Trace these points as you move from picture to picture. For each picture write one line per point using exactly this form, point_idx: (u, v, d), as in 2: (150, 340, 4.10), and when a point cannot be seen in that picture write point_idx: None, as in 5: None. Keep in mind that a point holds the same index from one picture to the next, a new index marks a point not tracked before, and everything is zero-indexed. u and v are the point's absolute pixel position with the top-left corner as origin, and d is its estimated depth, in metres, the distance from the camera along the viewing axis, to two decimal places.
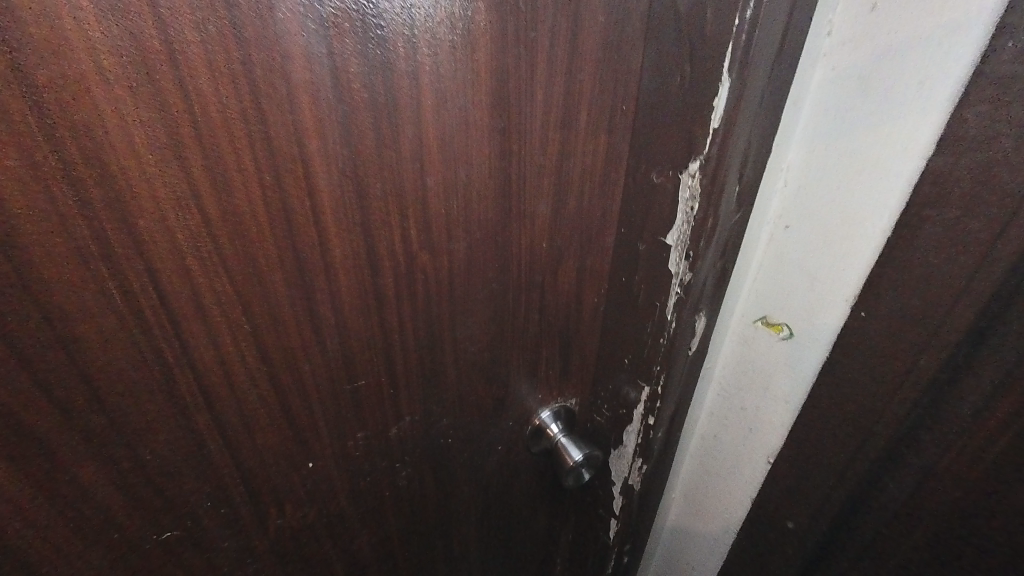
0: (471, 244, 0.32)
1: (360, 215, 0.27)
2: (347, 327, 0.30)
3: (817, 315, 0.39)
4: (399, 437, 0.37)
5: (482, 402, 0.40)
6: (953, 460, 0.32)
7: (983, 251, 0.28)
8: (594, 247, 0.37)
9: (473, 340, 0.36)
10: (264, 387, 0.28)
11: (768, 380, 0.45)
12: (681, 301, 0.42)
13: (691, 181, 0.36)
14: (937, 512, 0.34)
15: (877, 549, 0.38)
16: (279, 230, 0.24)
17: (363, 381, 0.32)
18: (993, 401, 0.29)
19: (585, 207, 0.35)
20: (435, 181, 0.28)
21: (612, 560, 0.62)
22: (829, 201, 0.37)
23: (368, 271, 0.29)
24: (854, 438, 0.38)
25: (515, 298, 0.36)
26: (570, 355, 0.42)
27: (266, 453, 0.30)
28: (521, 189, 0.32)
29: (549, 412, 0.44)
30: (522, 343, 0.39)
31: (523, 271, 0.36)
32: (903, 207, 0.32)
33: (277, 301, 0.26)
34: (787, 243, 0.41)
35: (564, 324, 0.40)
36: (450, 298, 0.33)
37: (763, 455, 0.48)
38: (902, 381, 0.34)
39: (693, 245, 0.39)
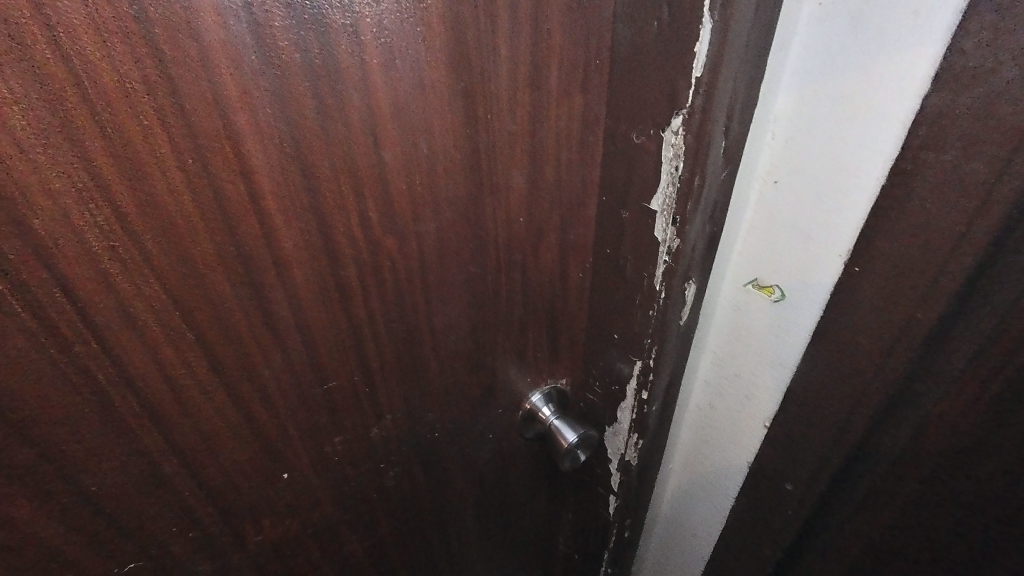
0: (441, 224, 0.29)
1: (310, 200, 0.24)
2: (309, 326, 0.27)
3: (810, 273, 0.37)
4: (382, 436, 0.35)
5: (469, 392, 0.38)
6: (947, 411, 0.32)
7: (984, 193, 0.26)
8: (577, 218, 0.35)
9: (454, 328, 0.34)
10: (221, 400, 0.25)
11: (762, 344, 0.44)
12: (670, 270, 0.38)
13: (675, 140, 0.32)
14: (931, 464, 0.33)
15: (876, 503, 0.37)
16: (214, 223, 0.21)
17: (334, 382, 0.30)
18: (990, 346, 0.29)
19: (564, 177, 0.32)
20: (393, 155, 0.25)
21: (614, 535, 0.60)
22: (821, 151, 0.34)
23: (327, 262, 0.26)
24: (850, 397, 0.37)
25: (495, 280, 0.34)
26: (558, 334, 0.40)
27: (233, 470, 0.28)
28: (492, 159, 0.29)
29: (540, 395, 0.43)
30: (506, 327, 0.37)
31: (501, 251, 0.33)
32: (898, 150, 0.30)
33: (223, 303, 0.23)
34: (777, 199, 0.38)
35: (550, 303, 0.38)
36: (424, 284, 0.31)
37: (760, 419, 0.47)
38: (899, 337, 0.32)
39: (681, 208, 0.35)
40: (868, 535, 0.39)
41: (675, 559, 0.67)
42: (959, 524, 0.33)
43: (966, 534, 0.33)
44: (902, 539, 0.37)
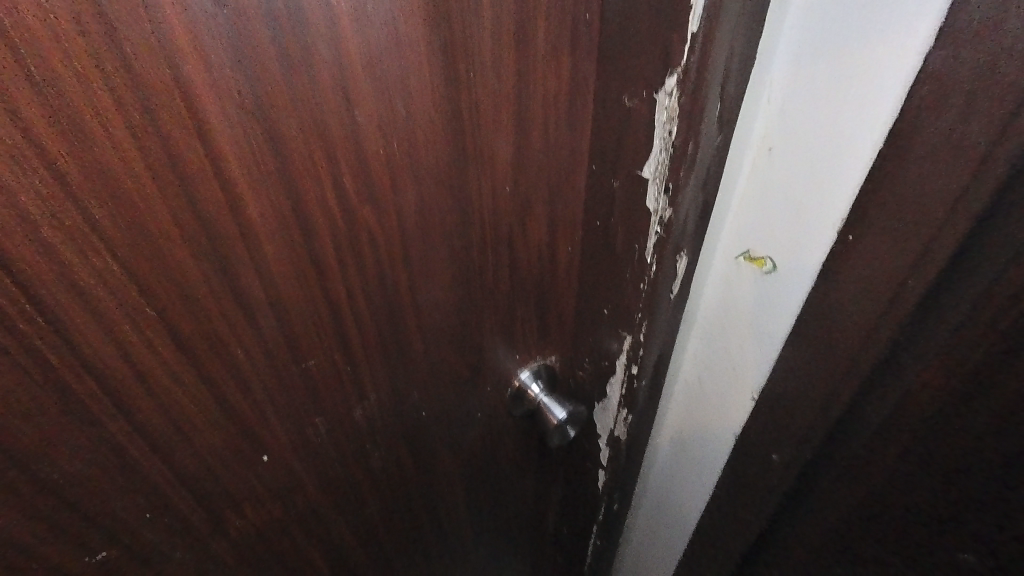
0: (422, 194, 0.28)
1: (277, 164, 0.22)
2: (283, 302, 0.25)
3: (803, 242, 0.37)
4: (366, 417, 0.34)
5: (456, 371, 0.37)
6: (926, 382, 0.32)
7: (980, 155, 0.26)
8: (566, 190, 0.34)
9: (439, 305, 0.33)
10: (191, 381, 0.24)
11: (752, 317, 0.43)
12: (662, 242, 0.37)
13: (669, 101, 0.30)
14: (907, 436, 0.33)
15: (856, 473, 0.38)
16: (170, 188, 0.20)
17: (313, 361, 0.28)
18: (970, 318, 0.28)
19: (553, 145, 0.31)
20: (367, 117, 0.23)
21: (603, 508, 0.62)
22: (816, 117, 0.33)
23: (299, 234, 0.24)
24: (838, 368, 0.36)
25: (481, 254, 0.33)
26: (547, 311, 0.39)
27: (208, 455, 0.26)
28: (475, 124, 0.27)
29: (528, 372, 0.42)
30: (493, 304, 0.36)
31: (487, 224, 0.32)
32: (896, 114, 0.29)
33: (186, 276, 0.22)
34: (770, 169, 0.37)
35: (538, 280, 0.37)
36: (405, 259, 0.29)
37: (749, 392, 0.47)
38: (890, 307, 0.32)
39: (674, 175, 0.33)
40: (848, 504, 0.39)
41: (662, 531, 0.68)
42: (930, 495, 0.33)
43: (935, 506, 0.33)
44: (876, 509, 0.37)
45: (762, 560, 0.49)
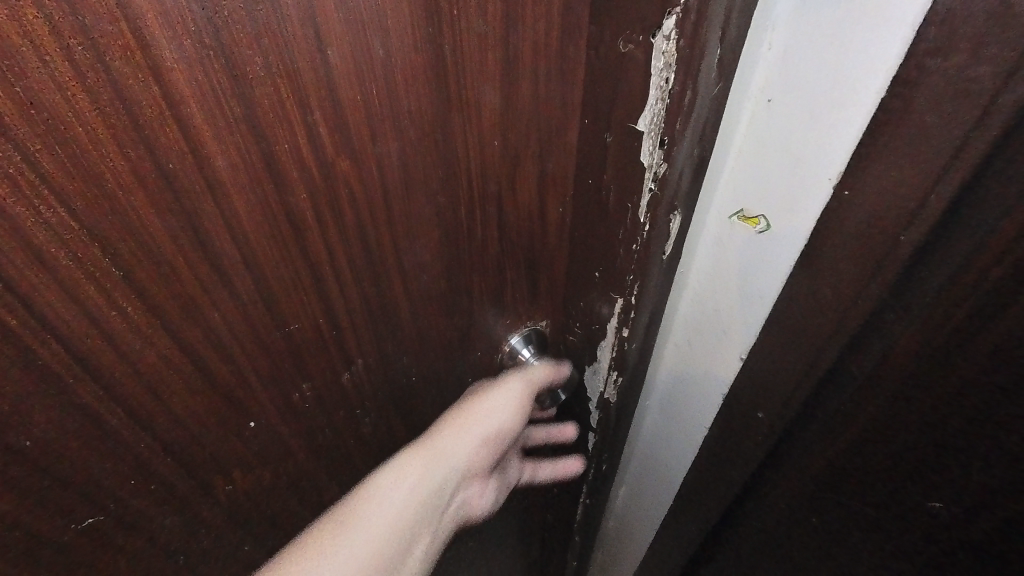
0: (404, 146, 0.26)
1: (244, 111, 0.20)
2: (259, 263, 0.24)
3: (798, 199, 0.36)
4: (354, 383, 0.33)
5: (446, 336, 0.37)
6: (911, 337, 0.33)
7: (986, 101, 0.25)
8: (556, 145, 0.32)
9: (426, 267, 0.31)
10: (164, 344, 0.23)
11: (744, 277, 0.42)
12: (656, 200, 0.34)
13: (666, 46, 0.28)
14: (887, 387, 0.35)
15: (837, 425, 0.39)
16: (124, 136, 0.18)
17: (295, 326, 0.27)
18: (960, 274, 0.29)
19: (542, 95, 0.29)
20: (340, 57, 0.21)
21: (592, 467, 0.64)
22: (819, 63, 0.31)
23: (273, 189, 0.23)
24: (826, 326, 0.37)
25: (468, 214, 0.31)
26: (537, 274, 0.39)
27: (189, 421, 0.26)
28: (459, 68, 0.25)
29: (519, 337, 0.42)
30: (482, 267, 0.35)
31: (474, 181, 0.30)
32: (904, 58, 0.27)
33: (148, 233, 0.20)
34: (767, 122, 0.35)
35: (528, 242, 0.36)
36: (388, 218, 0.28)
37: (736, 352, 0.47)
38: (880, 262, 0.32)
39: (670, 129, 0.31)
40: (828, 455, 0.41)
41: (648, 487, 0.71)
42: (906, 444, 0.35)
43: (907, 453, 0.35)
44: (856, 462, 0.39)
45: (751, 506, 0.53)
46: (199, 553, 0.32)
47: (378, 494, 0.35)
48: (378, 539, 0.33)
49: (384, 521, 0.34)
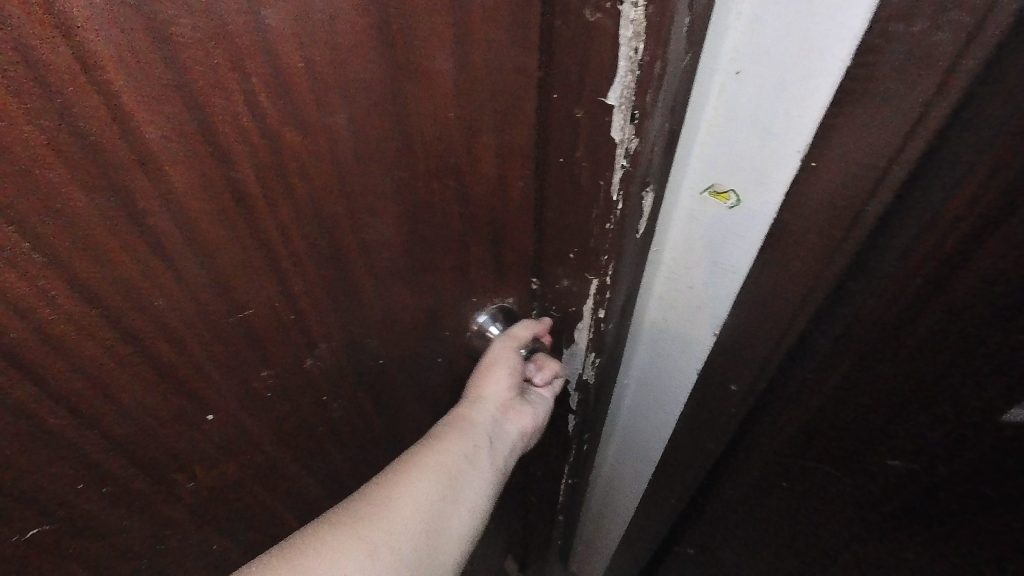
0: (354, 115, 0.24)
1: (174, 80, 0.19)
2: (207, 246, 0.23)
3: (767, 173, 0.35)
4: (319, 367, 0.32)
5: (414, 316, 0.36)
6: (874, 304, 0.34)
7: (944, 66, 0.25)
8: (512, 117, 0.30)
9: (388, 245, 0.30)
10: (108, 335, 0.22)
11: (716, 252, 0.42)
12: (629, 177, 0.34)
13: (635, 13, 0.27)
14: (857, 354, 0.36)
15: (807, 390, 0.41)
16: (43, 111, 0.17)
17: (252, 310, 0.27)
18: (919, 243, 0.30)
19: (499, 60, 0.27)
20: (279, 17, 0.20)
21: (574, 449, 0.66)
22: (788, 26, 0.30)
23: (215, 163, 0.21)
24: (797, 298, 0.38)
25: (426, 185, 0.30)
26: (501, 249, 0.37)
27: (141, 415, 0.25)
28: (408, 29, 0.23)
29: (485, 315, 0.41)
30: (447, 244, 0.34)
31: (431, 152, 0.28)
32: (871, 22, 0.27)
33: (81, 216, 0.19)
34: (738, 93, 0.34)
35: (490, 212, 0.34)
36: (345, 196, 0.27)
37: (710, 327, 0.48)
38: (847, 232, 0.33)
39: (641, 102, 0.31)
40: (800, 416, 0.42)
41: (630, 464, 0.72)
42: (863, 405, 0.37)
43: (869, 415, 0.37)
44: (823, 422, 0.40)
45: (730, 473, 0.54)
46: (169, 553, 0.31)
47: (442, 445, 0.39)
48: (444, 470, 0.37)
49: (445, 457, 0.38)
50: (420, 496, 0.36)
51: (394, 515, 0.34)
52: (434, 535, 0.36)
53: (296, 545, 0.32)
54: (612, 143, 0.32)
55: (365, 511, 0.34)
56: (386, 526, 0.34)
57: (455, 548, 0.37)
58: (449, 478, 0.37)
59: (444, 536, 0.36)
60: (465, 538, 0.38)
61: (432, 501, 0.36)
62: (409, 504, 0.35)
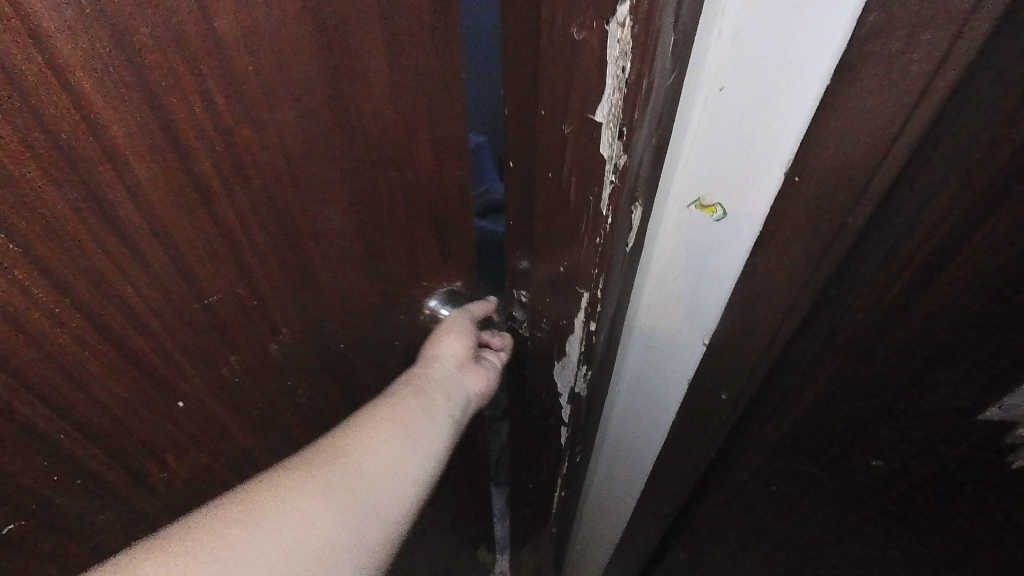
0: (303, 113, 0.27)
1: (136, 80, 0.20)
2: (171, 235, 0.25)
3: (751, 184, 0.36)
4: (283, 351, 0.34)
5: (370, 300, 0.38)
6: (864, 315, 0.34)
7: (924, 83, 0.25)
8: (444, 112, 0.33)
9: (341, 231, 0.33)
10: (76, 324, 0.23)
11: (703, 262, 0.43)
12: (618, 192, 0.35)
13: (620, 32, 0.28)
14: (844, 363, 0.36)
15: (793, 397, 0.42)
16: (14, 115, 0.18)
17: (216, 298, 0.28)
18: (897, 249, 0.31)
19: (425, 63, 0.30)
20: (228, 25, 0.22)
21: (567, 461, 0.65)
22: (768, 44, 0.30)
23: (176, 159, 0.23)
24: (788, 309, 0.37)
25: (373, 175, 0.32)
26: (446, 234, 0.40)
27: (110, 401, 0.27)
28: (345, 33, 0.26)
29: (435, 299, 0.44)
30: (396, 231, 0.36)
31: (374, 146, 0.31)
32: (848, 43, 0.28)
33: (51, 211, 0.21)
34: (721, 108, 0.35)
35: (433, 201, 0.37)
36: (299, 184, 0.29)
37: (700, 335, 0.48)
38: (832, 243, 0.33)
39: (629, 120, 0.31)
40: (785, 421, 0.43)
41: (623, 474, 0.72)
42: (851, 411, 0.37)
43: (852, 419, 0.38)
44: (814, 428, 0.41)
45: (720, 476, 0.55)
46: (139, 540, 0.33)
47: (400, 399, 0.41)
48: (398, 419, 0.39)
49: (403, 409, 0.40)
50: (380, 443, 0.38)
51: (354, 459, 0.36)
52: (389, 480, 0.37)
53: (257, 484, 0.33)
54: (601, 158, 0.34)
55: (325, 455, 0.36)
56: (346, 469, 0.35)
57: (411, 495, 0.38)
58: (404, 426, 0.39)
59: (405, 478, 0.38)
60: (426, 482, 0.39)
61: (391, 448, 0.38)
62: (369, 449, 0.37)
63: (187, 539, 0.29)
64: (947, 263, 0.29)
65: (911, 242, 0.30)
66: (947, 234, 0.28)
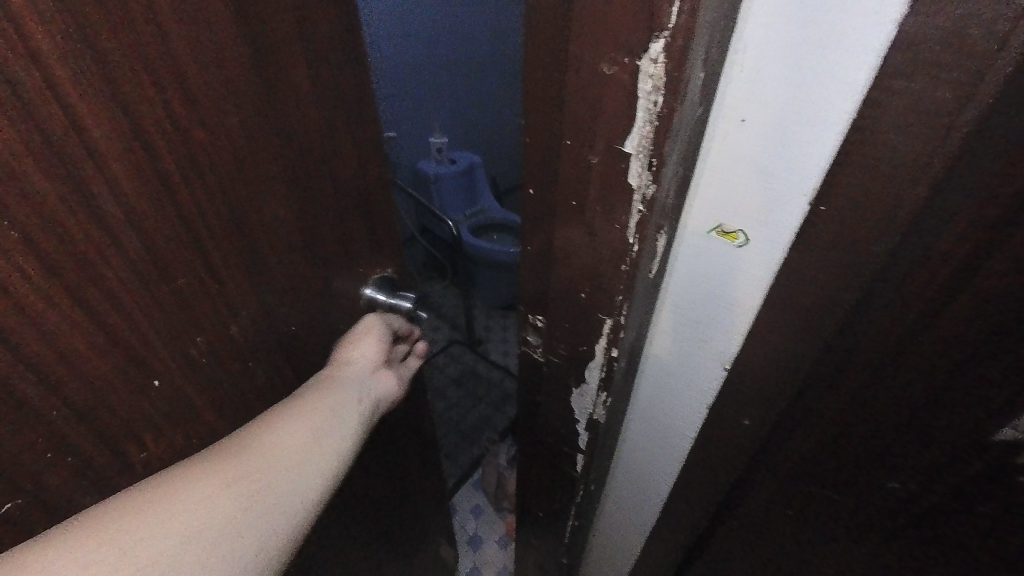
0: (241, 115, 0.29)
1: (107, 78, 0.23)
2: (142, 219, 0.26)
3: (772, 213, 0.38)
4: (242, 334, 0.35)
5: (312, 286, 0.39)
6: (876, 335, 0.37)
7: (949, 119, 0.29)
8: (363, 118, 0.38)
9: (283, 223, 0.35)
10: (65, 311, 0.24)
11: (722, 289, 0.44)
12: (643, 221, 0.38)
13: (653, 69, 0.31)
14: (861, 383, 0.39)
15: (809, 414, 0.44)
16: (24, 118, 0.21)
17: (182, 280, 0.29)
18: (914, 275, 0.33)
19: (343, 75, 0.35)
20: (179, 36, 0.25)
21: (580, 490, 0.66)
22: (788, 83, 0.33)
23: (147, 155, 0.25)
24: (816, 327, 0.40)
25: (305, 167, 0.35)
26: (376, 227, 0.44)
27: (100, 393, 0.28)
28: (269, 44, 0.30)
29: (370, 286, 0.45)
30: (331, 220, 0.39)
31: (307, 145, 0.35)
32: (872, 84, 0.30)
33: (48, 205, 0.22)
34: (740, 140, 0.37)
35: (359, 197, 0.41)
36: (258, 167, 0.32)
37: (719, 361, 0.49)
38: (861, 267, 0.36)
39: (657, 151, 0.34)
40: (806, 442, 0.45)
41: (637, 504, 0.71)
42: (873, 428, 0.40)
43: (873, 436, 0.40)
44: (835, 446, 0.43)
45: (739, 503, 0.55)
46: None
47: (300, 399, 0.38)
48: (307, 416, 0.36)
49: (303, 407, 0.37)
50: (270, 442, 0.34)
51: (238, 460, 0.32)
52: (297, 479, 0.34)
53: (111, 497, 0.28)
54: (629, 188, 0.36)
55: (201, 461, 0.31)
56: (226, 471, 0.31)
57: (313, 495, 0.35)
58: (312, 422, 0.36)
59: (300, 479, 0.34)
60: (322, 486, 0.35)
61: (283, 446, 0.34)
62: (261, 448, 0.33)
63: (27, 553, 0.25)
64: (963, 286, 0.32)
65: (928, 268, 0.33)
66: (961, 262, 0.31)
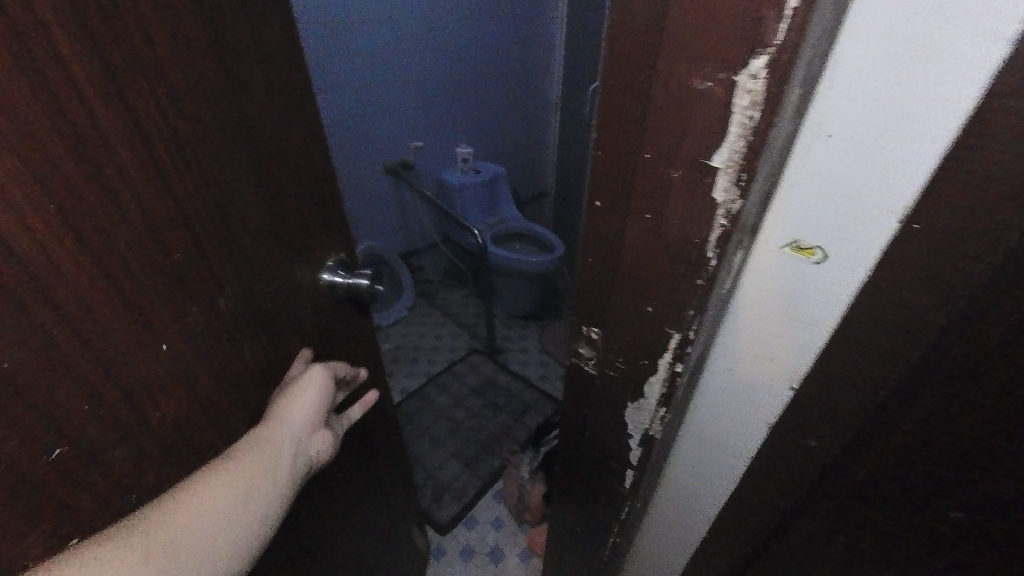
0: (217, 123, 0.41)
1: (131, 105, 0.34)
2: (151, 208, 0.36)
3: (856, 231, 0.37)
4: (229, 306, 0.46)
5: (278, 258, 0.51)
6: (948, 375, 0.33)
7: None
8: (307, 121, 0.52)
9: (252, 204, 0.47)
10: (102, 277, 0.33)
11: (795, 307, 0.43)
12: (726, 235, 0.37)
13: (752, 84, 0.31)
14: (921, 423, 0.35)
15: (859, 450, 0.41)
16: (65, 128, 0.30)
17: (177, 254, 0.39)
18: (992, 308, 0.30)
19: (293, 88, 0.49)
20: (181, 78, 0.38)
21: (630, 503, 0.66)
22: (885, 99, 0.32)
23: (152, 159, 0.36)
24: (888, 359, 0.37)
25: (268, 159, 0.48)
26: (324, 208, 0.57)
27: (122, 342, 0.36)
28: (240, 73, 0.43)
29: (327, 271, 0.59)
30: (290, 202, 0.52)
31: (270, 143, 0.48)
32: (981, 101, 0.28)
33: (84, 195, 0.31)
34: (826, 157, 0.36)
35: (312, 183, 0.54)
36: (219, 164, 0.42)
37: (785, 380, 0.48)
38: (942, 299, 0.32)
39: (748, 166, 0.34)
40: (857, 481, 0.41)
41: (682, 523, 0.69)
42: (926, 473, 0.36)
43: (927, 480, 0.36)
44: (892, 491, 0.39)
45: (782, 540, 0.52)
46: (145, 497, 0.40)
47: (245, 456, 0.47)
48: (250, 472, 0.46)
49: (246, 465, 0.46)
50: (221, 497, 0.43)
51: (195, 511, 0.41)
52: (232, 531, 0.43)
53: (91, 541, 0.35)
54: (715, 203, 0.36)
55: (162, 510, 0.40)
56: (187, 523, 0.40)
57: (248, 543, 0.44)
58: (253, 484, 0.46)
59: (240, 530, 0.43)
60: (258, 533, 0.45)
61: (230, 502, 0.43)
62: (216, 503, 0.42)
63: None
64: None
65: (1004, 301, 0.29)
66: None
